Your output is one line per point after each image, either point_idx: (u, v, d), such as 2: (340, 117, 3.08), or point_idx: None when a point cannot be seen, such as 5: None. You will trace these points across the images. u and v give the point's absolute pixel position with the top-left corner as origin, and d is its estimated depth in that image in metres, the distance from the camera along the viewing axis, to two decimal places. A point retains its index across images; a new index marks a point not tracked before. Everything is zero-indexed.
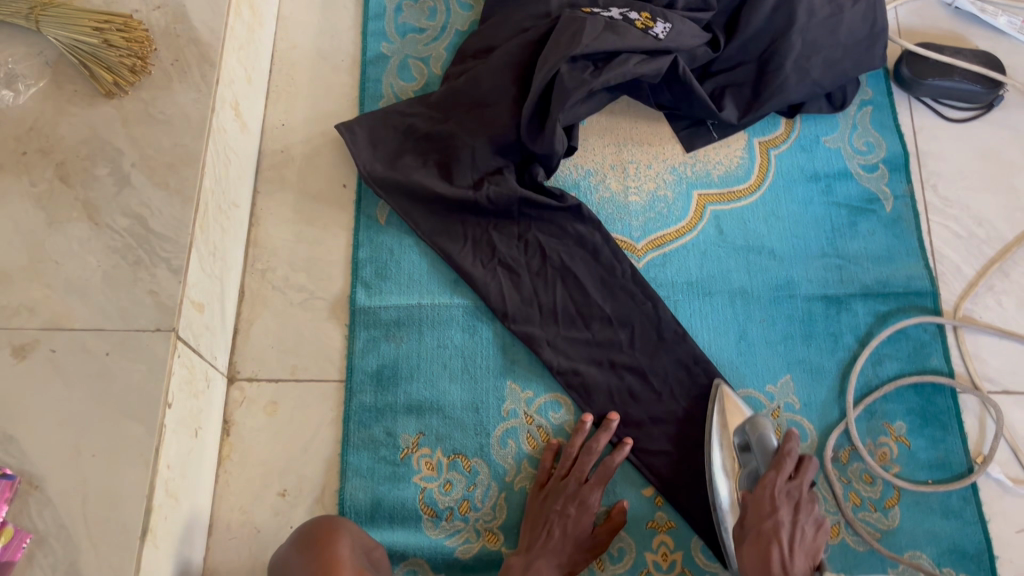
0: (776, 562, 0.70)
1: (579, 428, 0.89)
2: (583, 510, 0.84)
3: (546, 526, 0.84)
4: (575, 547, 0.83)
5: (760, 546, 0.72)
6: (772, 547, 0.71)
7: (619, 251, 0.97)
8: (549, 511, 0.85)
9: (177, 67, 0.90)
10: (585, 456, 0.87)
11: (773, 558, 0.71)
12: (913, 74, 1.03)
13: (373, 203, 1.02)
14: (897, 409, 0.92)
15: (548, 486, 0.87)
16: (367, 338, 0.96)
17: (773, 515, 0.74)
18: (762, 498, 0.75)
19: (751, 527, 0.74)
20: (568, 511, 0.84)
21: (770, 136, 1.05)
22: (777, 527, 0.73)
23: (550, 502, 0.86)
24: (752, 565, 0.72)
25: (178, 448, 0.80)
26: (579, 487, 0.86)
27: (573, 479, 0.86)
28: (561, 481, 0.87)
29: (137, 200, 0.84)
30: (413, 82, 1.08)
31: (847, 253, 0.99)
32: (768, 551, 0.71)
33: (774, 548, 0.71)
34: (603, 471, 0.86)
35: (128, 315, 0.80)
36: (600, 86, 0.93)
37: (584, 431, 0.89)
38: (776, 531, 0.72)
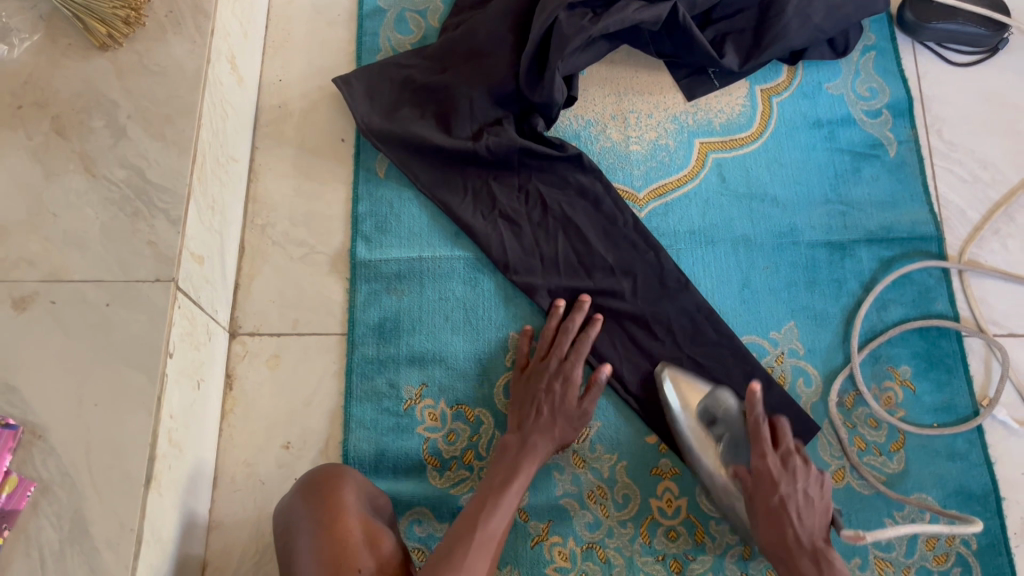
0: (792, 536, 0.77)
1: (553, 312, 0.91)
2: (568, 384, 0.86)
3: (535, 406, 0.85)
4: (567, 420, 0.85)
5: (775, 523, 0.77)
6: (786, 522, 0.77)
7: (620, 200, 0.96)
8: (534, 390, 0.86)
9: (171, 19, 0.89)
10: (562, 336, 0.89)
11: (789, 533, 0.77)
12: (917, 17, 1.02)
13: (372, 157, 1.01)
14: (902, 354, 0.91)
15: (531, 368, 0.89)
16: (369, 291, 0.96)
17: (778, 488, 0.79)
18: (760, 473, 0.81)
19: (759, 505, 0.79)
20: (553, 388, 0.86)
21: (772, 84, 1.03)
22: (785, 499, 0.78)
23: (534, 382, 0.87)
24: (770, 541, 0.78)
25: (180, 399, 0.80)
26: (560, 365, 0.87)
27: (554, 359, 0.88)
28: (541, 362, 0.88)
29: (134, 152, 0.84)
30: (410, 35, 1.06)
31: (851, 200, 0.98)
32: (785, 529, 0.77)
33: (789, 524, 0.77)
34: (580, 346, 0.88)
35: (128, 266, 0.79)
36: (599, 32, 0.92)
37: (559, 314, 0.90)
38: (784, 506, 0.78)
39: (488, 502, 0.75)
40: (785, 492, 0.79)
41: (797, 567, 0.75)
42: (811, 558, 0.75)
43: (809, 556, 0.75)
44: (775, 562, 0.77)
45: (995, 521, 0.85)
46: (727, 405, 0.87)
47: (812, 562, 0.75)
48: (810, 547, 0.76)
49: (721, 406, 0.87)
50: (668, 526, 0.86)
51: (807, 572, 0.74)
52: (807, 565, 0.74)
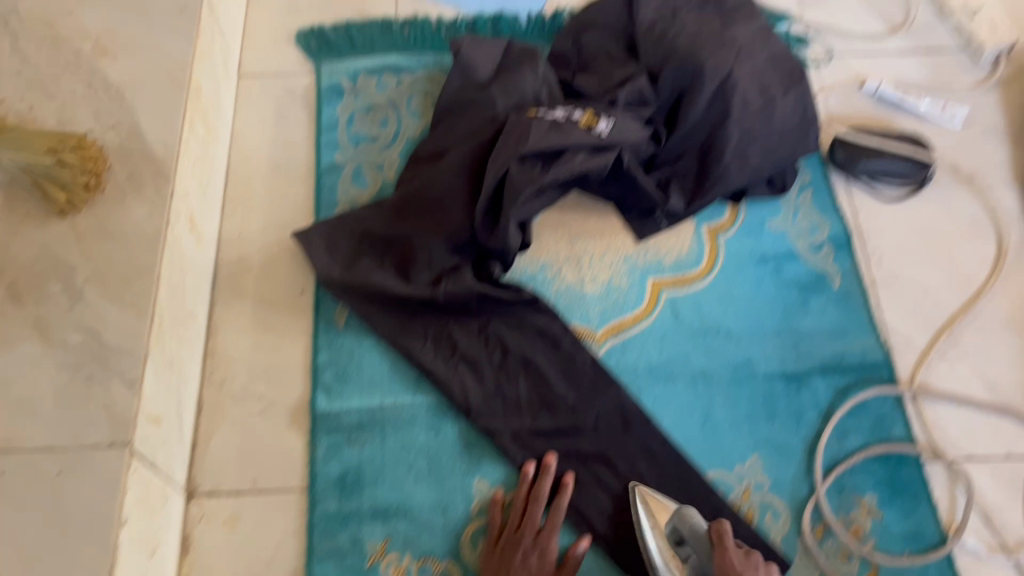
0: None
1: (522, 477, 0.90)
2: (544, 558, 0.85)
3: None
4: None
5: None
6: None
7: (579, 340, 0.97)
8: (511, 562, 0.85)
9: (132, 183, 0.91)
10: (534, 504, 0.88)
11: None
12: (848, 156, 1.08)
13: (332, 307, 1.02)
14: (865, 482, 0.92)
15: (503, 541, 0.87)
16: (330, 444, 0.94)
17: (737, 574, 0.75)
18: (721, 564, 0.77)
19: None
20: (530, 560, 0.84)
21: (718, 222, 1.08)
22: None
23: (509, 555, 0.85)
24: None
25: (133, 569, 0.77)
26: (535, 539, 0.86)
27: (527, 531, 0.86)
28: (515, 533, 0.87)
29: (91, 315, 0.84)
30: (366, 189, 1.10)
31: (802, 330, 1.01)
32: None
33: None
34: (556, 516, 0.87)
35: (81, 432, 0.78)
36: (549, 182, 0.96)
37: (527, 480, 0.90)
38: None
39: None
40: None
41: None
42: None
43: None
44: None
45: None
46: (693, 522, 0.84)
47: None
48: None
49: (688, 523, 0.84)
50: None
51: None
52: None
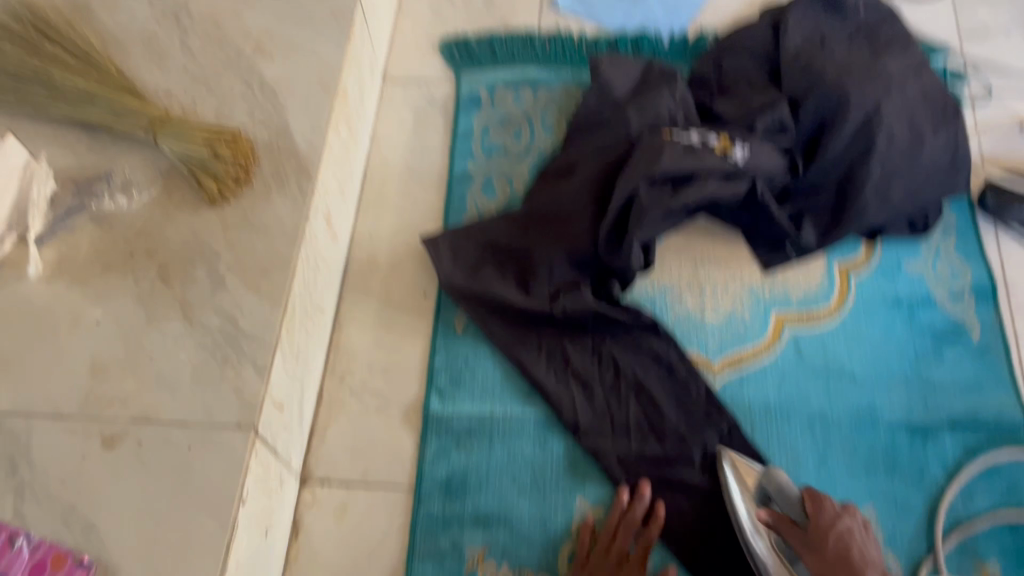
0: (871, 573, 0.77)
1: (617, 502, 0.88)
2: None
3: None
4: None
5: (844, 560, 0.79)
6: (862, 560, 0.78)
7: (693, 369, 0.96)
8: None
9: (277, 178, 0.96)
10: (623, 532, 0.86)
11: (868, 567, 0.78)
12: (1000, 203, 1.03)
13: (452, 312, 1.04)
14: (990, 548, 0.87)
15: (588, 562, 0.86)
16: (439, 446, 0.96)
17: (838, 526, 0.81)
18: (822, 522, 0.82)
19: (820, 543, 0.81)
20: None
21: (850, 260, 1.04)
22: (846, 535, 0.81)
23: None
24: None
25: (247, 546, 0.81)
26: (622, 564, 0.85)
27: (615, 556, 0.86)
28: (601, 557, 0.86)
29: (230, 301, 0.89)
30: (495, 199, 1.12)
31: (933, 381, 0.96)
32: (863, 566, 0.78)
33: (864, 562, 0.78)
34: (648, 541, 0.86)
35: (212, 411, 0.83)
36: (679, 206, 0.96)
37: (621, 505, 0.88)
38: (858, 545, 0.80)
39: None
40: (841, 531, 0.81)
41: None
42: None
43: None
44: None
45: None
46: (781, 480, 0.87)
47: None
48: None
49: (776, 480, 0.87)
50: None
51: None
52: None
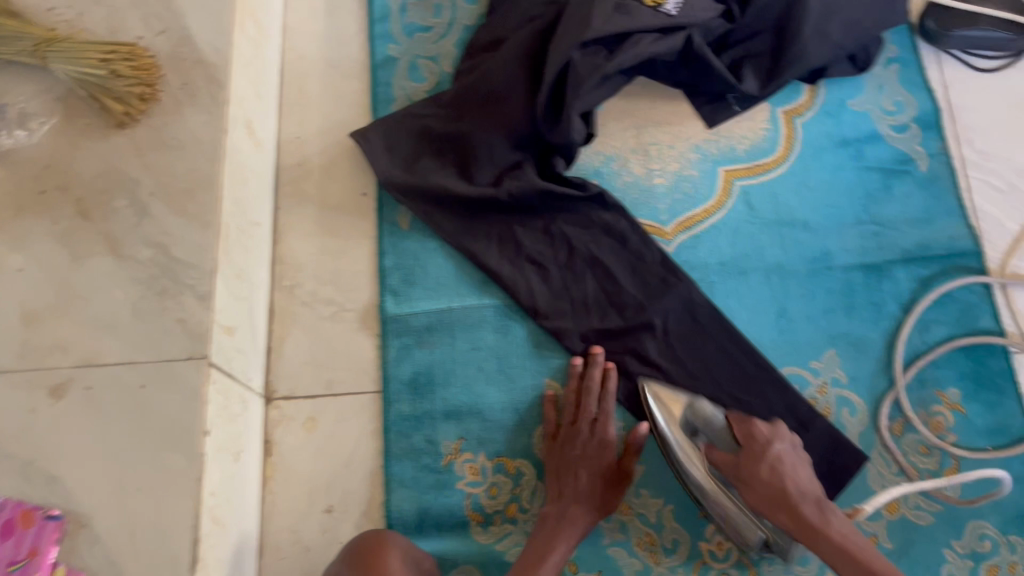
0: (795, 490, 0.78)
1: (572, 371, 0.90)
2: (602, 449, 0.86)
3: (571, 472, 0.85)
4: (603, 483, 0.85)
5: (777, 494, 0.78)
6: (790, 480, 0.78)
7: (647, 235, 0.95)
8: (570, 457, 0.86)
9: (186, 90, 0.89)
10: (586, 398, 0.88)
11: (794, 488, 0.78)
12: (939, 26, 1.00)
13: (394, 209, 1.01)
14: (948, 375, 0.89)
15: (561, 435, 0.88)
16: (400, 346, 0.95)
17: (768, 454, 0.80)
18: (749, 446, 0.82)
19: (750, 474, 0.80)
20: (588, 452, 0.86)
21: (794, 105, 1.01)
22: (776, 463, 0.80)
23: (568, 449, 0.87)
24: (773, 497, 0.78)
25: (220, 474, 0.80)
26: (592, 428, 0.87)
27: (584, 423, 0.87)
28: (571, 427, 0.88)
29: (158, 229, 0.84)
30: (423, 82, 1.06)
31: (884, 218, 0.95)
32: (788, 487, 0.78)
33: (790, 482, 0.78)
34: (607, 403, 0.88)
35: (160, 346, 0.79)
36: (614, 70, 0.91)
37: (577, 373, 0.90)
38: (785, 465, 0.80)
39: (548, 542, 0.81)
40: (772, 460, 0.80)
41: (805, 515, 0.76)
42: (814, 504, 0.77)
43: (809, 504, 0.77)
44: (791, 526, 0.77)
45: None
46: (707, 414, 0.86)
47: (815, 508, 0.76)
48: (812, 496, 0.77)
49: (701, 415, 0.86)
50: (719, 569, 0.85)
51: (814, 520, 0.75)
52: (810, 513, 0.76)
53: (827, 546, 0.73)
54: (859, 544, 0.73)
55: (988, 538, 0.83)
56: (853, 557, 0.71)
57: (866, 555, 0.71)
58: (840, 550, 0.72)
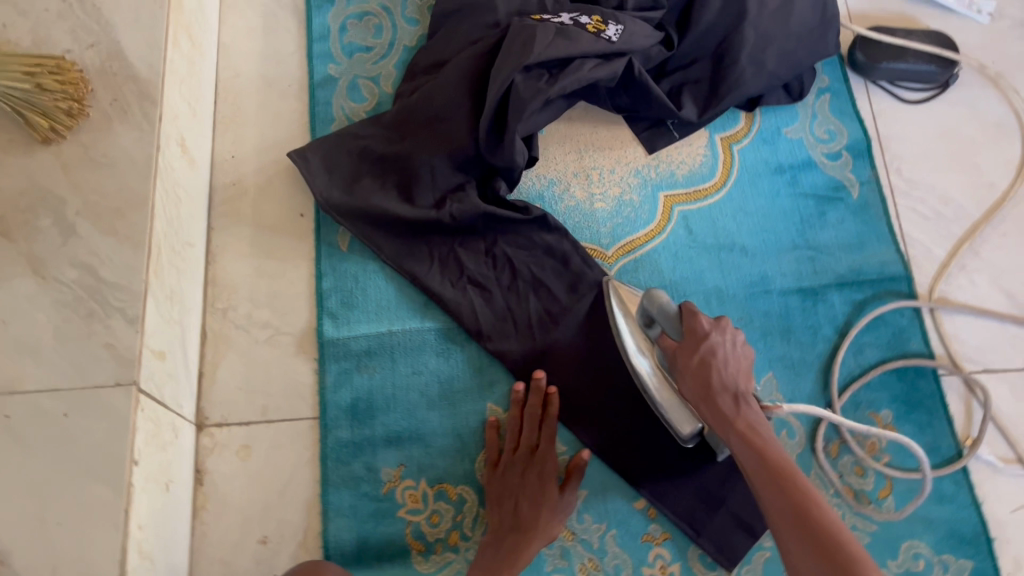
0: (716, 381, 0.74)
1: (515, 398, 0.88)
2: (544, 476, 0.86)
3: (515, 499, 0.84)
4: (546, 510, 0.84)
5: (703, 384, 0.74)
6: (713, 370, 0.74)
7: (589, 258, 0.95)
8: (510, 485, 0.85)
9: (117, 106, 0.86)
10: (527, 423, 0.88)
11: (715, 381, 0.74)
12: (868, 58, 1.03)
13: (333, 230, 0.99)
14: (882, 398, 0.91)
15: (502, 463, 0.87)
16: (339, 371, 0.93)
17: (703, 346, 0.74)
18: (689, 331, 0.75)
19: (682, 364, 0.75)
20: (529, 479, 0.85)
21: (731, 132, 1.03)
22: (709, 355, 0.74)
23: (509, 477, 0.86)
24: (696, 387, 0.74)
25: (149, 505, 0.77)
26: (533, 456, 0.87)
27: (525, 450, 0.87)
28: (512, 455, 0.87)
29: (85, 249, 0.80)
30: (363, 103, 1.05)
31: (818, 243, 0.98)
32: (709, 377, 0.74)
33: (714, 373, 0.74)
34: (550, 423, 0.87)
35: (85, 372, 0.76)
36: (556, 94, 0.91)
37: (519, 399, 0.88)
38: (714, 358, 0.74)
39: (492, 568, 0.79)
40: (705, 353, 0.74)
41: (717, 408, 0.73)
42: (732, 398, 0.73)
43: (729, 396, 0.73)
44: (700, 407, 0.75)
45: (989, 562, 0.84)
46: (661, 302, 0.78)
47: (732, 401, 0.73)
48: (732, 389, 0.73)
49: (656, 303, 0.79)
50: None
51: (725, 411, 0.72)
52: (725, 403, 0.73)
53: (737, 442, 0.71)
54: (765, 434, 0.71)
55: (921, 557, 0.85)
56: (758, 454, 0.69)
57: (769, 453, 0.69)
58: (747, 447, 0.70)
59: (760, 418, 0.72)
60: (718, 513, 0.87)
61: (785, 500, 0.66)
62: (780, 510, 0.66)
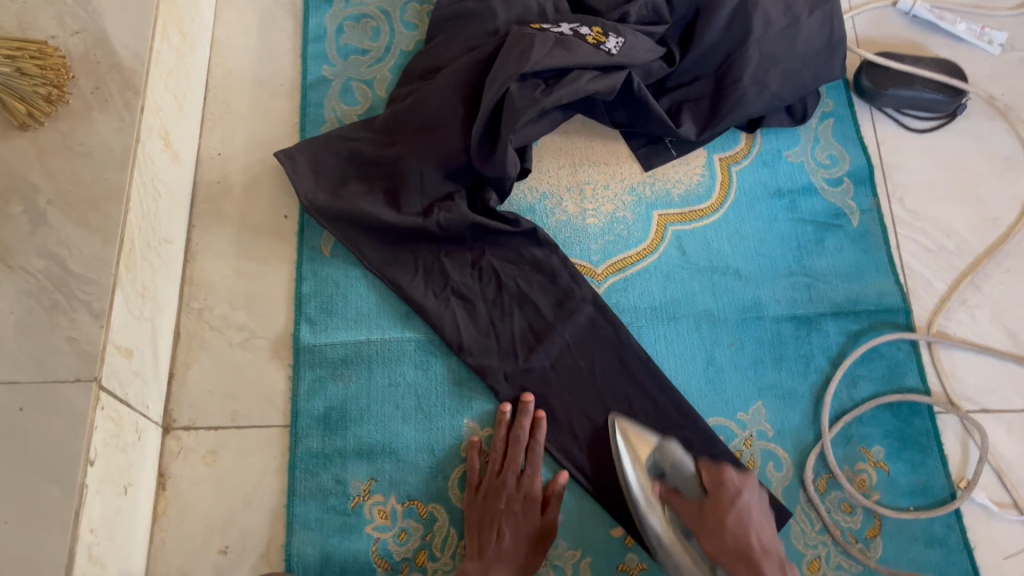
0: (756, 542, 0.76)
1: (500, 419, 0.86)
2: (528, 504, 0.83)
3: (495, 528, 0.81)
4: (527, 545, 0.81)
5: (743, 554, 0.75)
6: (752, 535, 0.76)
7: (578, 274, 0.92)
8: (494, 511, 0.82)
9: (98, 95, 0.84)
10: (514, 447, 0.84)
11: (754, 543, 0.75)
12: (874, 84, 1.00)
13: (317, 234, 0.96)
14: (873, 433, 0.88)
15: (485, 484, 0.84)
16: (313, 379, 0.90)
17: (736, 501, 0.79)
18: (717, 492, 0.81)
19: (715, 521, 0.78)
20: (513, 508, 0.82)
21: (730, 152, 1.01)
22: (744, 514, 0.78)
23: (492, 501, 0.83)
24: (719, 546, 0.77)
25: (104, 509, 0.74)
26: (519, 483, 0.83)
27: (510, 475, 0.84)
28: (497, 477, 0.84)
29: (55, 239, 0.78)
30: (356, 106, 1.03)
31: (815, 271, 0.95)
32: (749, 539, 0.76)
33: (751, 534, 0.76)
34: (533, 453, 0.85)
35: (46, 365, 0.73)
36: (551, 105, 0.89)
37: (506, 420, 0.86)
38: (743, 519, 0.78)
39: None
40: (740, 510, 0.78)
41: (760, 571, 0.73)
42: (778, 566, 0.74)
43: (773, 561, 0.74)
44: (734, 565, 0.75)
45: None
46: (675, 458, 0.84)
47: (779, 567, 0.74)
48: (774, 554, 0.75)
49: (669, 459, 0.84)
50: None
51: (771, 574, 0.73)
52: (772, 569, 0.73)
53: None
54: None
55: None
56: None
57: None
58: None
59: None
60: None
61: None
62: None
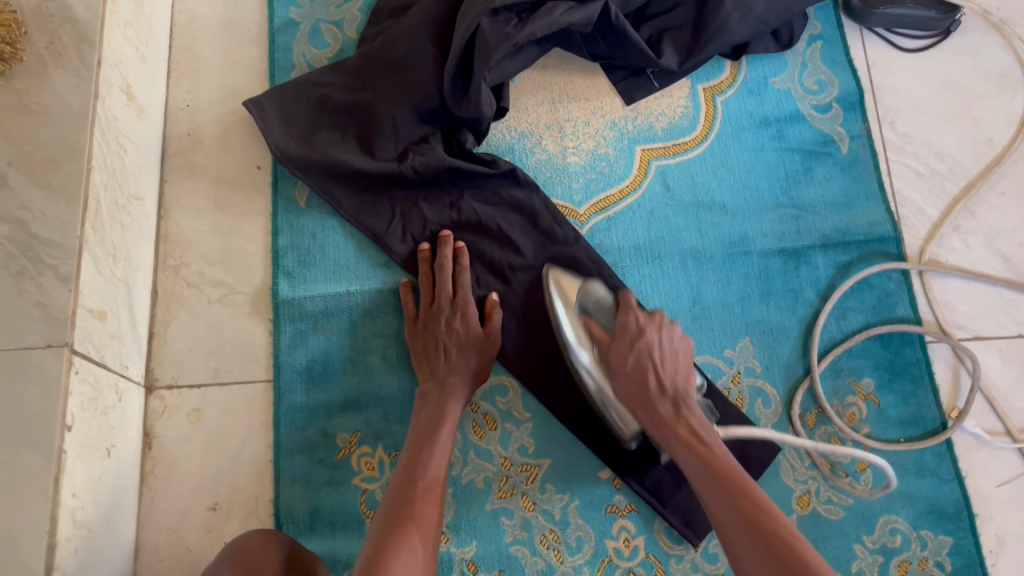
0: (653, 382, 0.73)
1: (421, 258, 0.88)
2: (467, 319, 0.84)
3: (442, 349, 0.82)
4: (476, 353, 0.83)
5: (640, 391, 0.73)
6: (649, 370, 0.74)
7: (559, 214, 0.90)
8: (435, 335, 0.83)
9: (53, 50, 0.81)
10: (440, 275, 0.85)
11: (652, 382, 0.73)
12: (863, 3, 0.96)
13: (291, 185, 0.94)
14: (864, 365, 0.86)
15: (422, 315, 0.85)
16: (294, 333, 0.89)
17: (636, 343, 0.75)
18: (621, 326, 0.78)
19: (617, 365, 0.76)
20: (454, 325, 0.83)
21: (714, 82, 0.97)
22: (644, 356, 0.74)
23: (431, 326, 0.84)
24: (629, 392, 0.74)
25: (85, 473, 0.73)
26: (452, 303, 0.84)
27: (444, 299, 0.84)
28: (431, 306, 0.85)
29: (17, 202, 0.75)
30: (326, 49, 0.99)
31: (803, 202, 0.92)
32: (648, 379, 0.73)
33: (650, 370, 0.74)
34: (460, 277, 0.86)
35: (14, 332, 0.71)
36: (525, 40, 0.85)
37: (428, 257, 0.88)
38: (642, 364, 0.74)
39: (422, 448, 0.74)
40: (641, 351, 0.75)
41: (656, 411, 0.72)
42: (671, 403, 0.72)
43: (668, 402, 0.72)
44: (639, 412, 0.74)
45: (969, 539, 0.80)
46: (597, 296, 0.83)
47: (672, 406, 0.71)
48: (672, 393, 0.72)
49: (592, 296, 0.83)
50: (625, 568, 0.81)
51: (664, 415, 0.71)
52: (665, 409, 0.71)
53: (679, 447, 0.69)
54: (711, 442, 0.68)
55: (899, 532, 0.81)
56: (698, 455, 0.67)
57: (707, 452, 0.67)
58: (689, 451, 0.68)
59: (703, 423, 0.70)
60: (685, 483, 0.83)
61: (735, 507, 0.62)
62: (728, 520, 0.62)
